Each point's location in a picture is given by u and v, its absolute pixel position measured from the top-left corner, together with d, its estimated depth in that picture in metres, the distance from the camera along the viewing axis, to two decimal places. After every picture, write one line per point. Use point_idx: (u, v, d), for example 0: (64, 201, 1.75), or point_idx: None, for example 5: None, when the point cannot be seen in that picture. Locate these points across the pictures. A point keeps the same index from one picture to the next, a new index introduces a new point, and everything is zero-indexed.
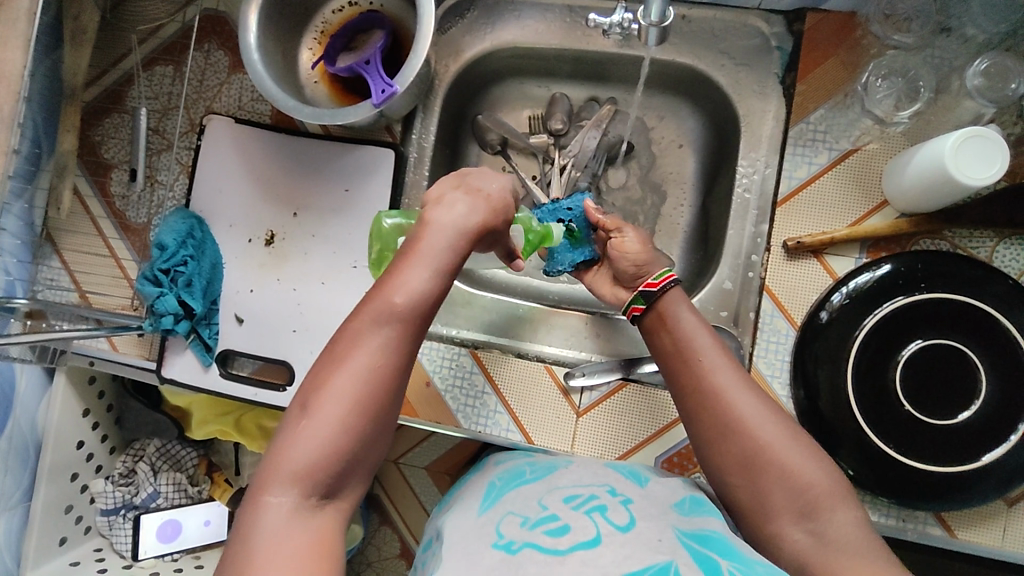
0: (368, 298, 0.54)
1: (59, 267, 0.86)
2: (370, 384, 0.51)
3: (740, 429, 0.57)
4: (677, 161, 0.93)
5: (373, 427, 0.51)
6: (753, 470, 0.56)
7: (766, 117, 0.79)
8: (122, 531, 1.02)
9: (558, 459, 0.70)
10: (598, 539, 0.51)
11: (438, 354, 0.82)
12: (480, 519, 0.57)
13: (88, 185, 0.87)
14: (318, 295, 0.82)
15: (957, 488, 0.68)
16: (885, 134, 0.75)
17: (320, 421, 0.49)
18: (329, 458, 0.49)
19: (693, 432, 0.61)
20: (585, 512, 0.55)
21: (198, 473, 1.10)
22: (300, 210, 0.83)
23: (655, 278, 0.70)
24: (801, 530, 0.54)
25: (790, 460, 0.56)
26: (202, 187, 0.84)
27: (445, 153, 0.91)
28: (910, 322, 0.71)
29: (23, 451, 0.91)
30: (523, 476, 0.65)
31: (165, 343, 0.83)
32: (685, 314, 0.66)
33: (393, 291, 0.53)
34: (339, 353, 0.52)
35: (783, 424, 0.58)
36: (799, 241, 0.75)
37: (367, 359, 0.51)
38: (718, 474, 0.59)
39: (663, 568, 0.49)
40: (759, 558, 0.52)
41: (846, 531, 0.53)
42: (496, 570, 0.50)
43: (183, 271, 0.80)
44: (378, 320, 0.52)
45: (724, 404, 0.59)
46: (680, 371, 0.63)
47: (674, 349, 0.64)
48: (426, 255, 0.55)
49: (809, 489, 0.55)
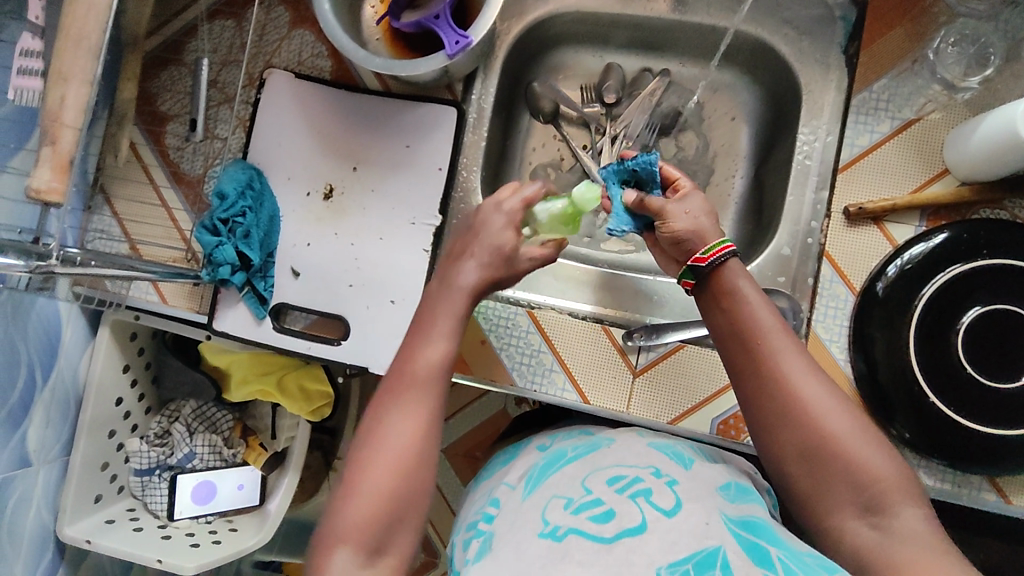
0: (391, 377, 0.58)
1: (110, 218, 0.85)
2: (407, 448, 0.53)
3: (805, 416, 0.55)
4: (729, 134, 0.94)
5: (417, 481, 0.53)
6: (811, 460, 0.55)
7: (828, 88, 0.81)
8: (157, 491, 1.02)
9: (602, 436, 0.65)
10: (644, 526, 0.49)
11: (494, 313, 0.82)
12: (524, 506, 0.55)
13: (142, 136, 0.87)
14: (375, 250, 0.82)
15: (1014, 453, 0.69)
16: (950, 101, 0.76)
17: (362, 487, 0.52)
18: (382, 515, 0.51)
19: (751, 418, 0.59)
20: (630, 496, 0.52)
21: (233, 437, 1.09)
22: (359, 164, 0.84)
23: (704, 252, 0.63)
24: (863, 524, 0.53)
25: (852, 450, 0.54)
26: (261, 140, 0.84)
27: (500, 117, 0.91)
28: (970, 288, 0.71)
29: (64, 404, 0.90)
30: (564, 455, 0.61)
31: (217, 295, 0.83)
32: (750, 288, 0.62)
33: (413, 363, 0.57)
34: (369, 427, 0.55)
35: (852, 415, 0.56)
36: (860, 207, 0.76)
37: (403, 429, 0.54)
38: (776, 462, 0.57)
39: (711, 554, 0.46)
40: (815, 552, 0.49)
41: (910, 526, 0.52)
42: (543, 560, 0.48)
43: (242, 222, 0.79)
44: (404, 391, 0.56)
45: (787, 389, 0.56)
46: (739, 355, 0.60)
47: (734, 329, 0.60)
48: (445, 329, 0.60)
49: (873, 483, 0.53)
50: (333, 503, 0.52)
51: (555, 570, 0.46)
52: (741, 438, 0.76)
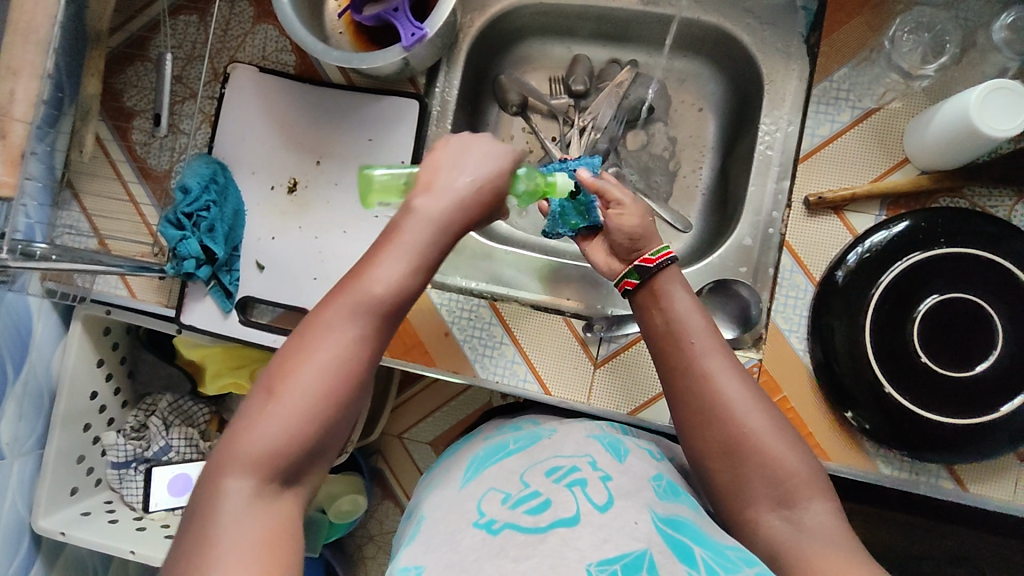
0: (338, 286, 0.53)
1: (78, 214, 0.85)
2: (332, 375, 0.50)
3: (728, 417, 0.55)
4: (697, 125, 0.94)
5: (338, 420, 0.51)
6: (731, 457, 0.55)
7: (790, 80, 0.81)
8: (133, 482, 1.03)
9: (544, 427, 0.65)
10: (577, 517, 0.48)
11: (456, 305, 0.82)
12: (461, 497, 0.55)
13: (109, 131, 0.87)
14: (337, 243, 0.83)
15: (971, 439, 0.69)
16: (908, 89, 0.76)
17: (280, 410, 0.49)
18: (295, 446, 0.49)
19: (677, 419, 0.59)
20: (566, 485, 0.51)
21: (210, 430, 1.10)
22: (322, 158, 0.84)
23: (654, 253, 0.65)
24: (776, 516, 0.53)
25: (771, 448, 0.54)
26: (226, 133, 0.84)
27: (466, 110, 0.91)
28: (928, 276, 0.71)
29: (37, 397, 0.91)
30: (505, 448, 0.61)
31: (184, 289, 0.83)
32: (681, 292, 0.63)
33: (368, 283, 0.52)
34: (301, 343, 0.51)
35: (773, 420, 0.56)
36: (820, 197, 0.75)
37: (335, 356, 0.50)
38: (698, 459, 0.57)
39: (639, 556, 0.45)
40: (733, 544, 0.50)
41: (819, 520, 0.52)
42: (476, 551, 0.47)
43: (206, 217, 0.80)
44: (343, 310, 0.51)
45: (709, 389, 0.57)
46: (665, 359, 0.60)
47: (664, 328, 0.61)
48: (416, 251, 0.54)
49: (788, 478, 0.54)
50: (247, 412, 0.49)
51: (489, 563, 0.45)
52: None
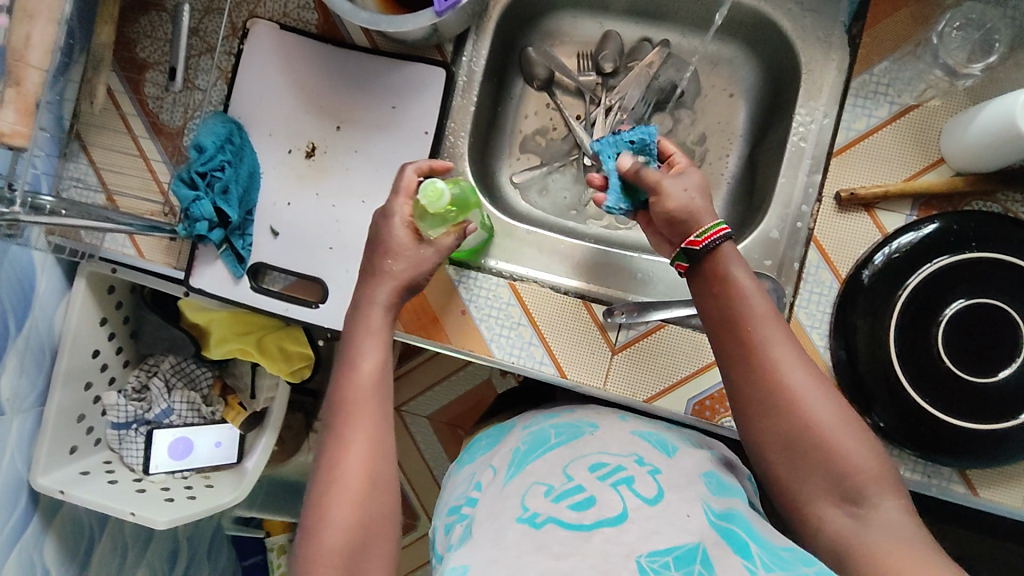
0: (338, 400, 0.62)
1: (86, 166, 0.83)
2: (366, 470, 0.59)
3: (790, 408, 0.57)
4: (726, 111, 0.92)
5: (383, 500, 0.59)
6: (792, 450, 0.57)
7: (828, 70, 0.79)
8: (133, 444, 1.02)
9: (583, 420, 0.64)
10: (625, 515, 0.50)
11: (475, 283, 0.80)
12: (505, 491, 0.55)
13: (121, 83, 0.84)
14: (355, 213, 0.80)
15: (989, 444, 0.69)
16: (950, 88, 0.74)
17: (334, 511, 0.57)
18: (355, 531, 0.56)
19: (738, 406, 0.61)
20: (611, 484, 0.52)
21: (212, 394, 1.08)
22: (342, 124, 0.81)
23: (698, 235, 0.64)
24: (842, 513, 0.56)
25: (835, 443, 0.56)
26: (242, 93, 0.82)
27: (492, 82, 0.89)
28: (955, 280, 0.70)
29: (39, 353, 0.90)
30: (546, 442, 0.60)
31: (195, 252, 0.81)
32: (745, 275, 0.63)
33: (356, 372, 0.63)
34: (332, 454, 0.60)
35: (842, 410, 0.58)
36: (852, 193, 0.74)
37: (358, 450, 0.59)
38: (758, 451, 0.60)
39: (691, 550, 0.47)
40: (791, 545, 0.50)
41: (892, 515, 0.54)
42: (521, 546, 0.48)
43: (221, 177, 0.77)
44: (348, 411, 0.61)
45: (771, 378, 0.58)
46: (727, 346, 0.62)
47: (726, 315, 0.62)
48: (371, 335, 0.66)
49: (854, 474, 0.55)
50: (308, 525, 0.57)
51: (531, 559, 0.47)
52: (716, 419, 0.76)
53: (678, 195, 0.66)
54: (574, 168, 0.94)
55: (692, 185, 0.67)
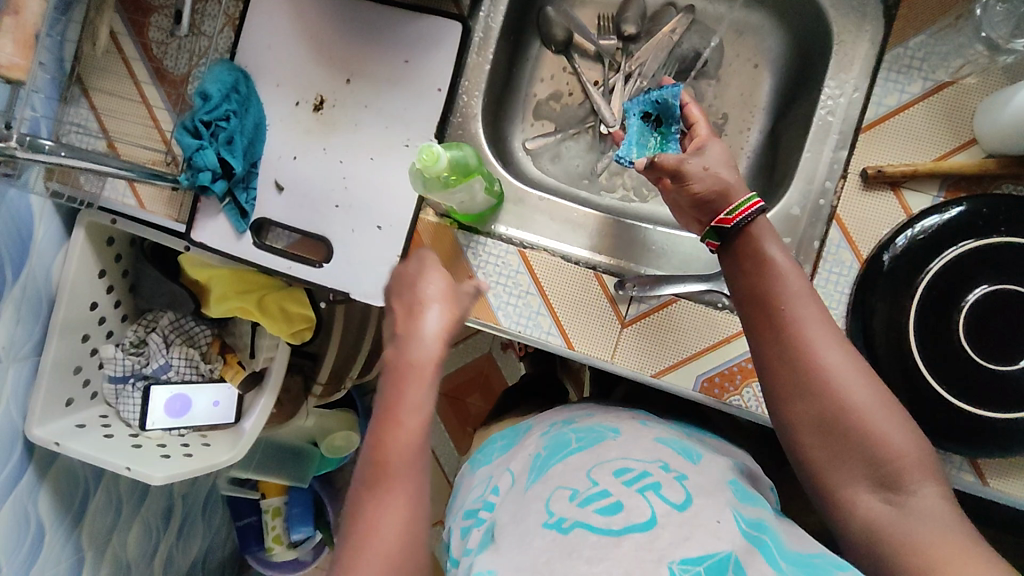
0: (381, 422, 0.53)
1: (87, 111, 0.81)
2: (410, 506, 0.51)
3: (829, 389, 0.57)
4: (750, 82, 0.89)
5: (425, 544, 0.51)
6: (826, 432, 0.57)
7: (861, 41, 0.76)
8: (130, 399, 1.00)
9: (604, 424, 0.67)
10: (654, 520, 0.51)
11: (484, 249, 0.78)
12: (528, 495, 0.57)
13: (123, 25, 0.81)
14: (364, 170, 0.78)
15: (1001, 434, 0.68)
16: (989, 64, 0.71)
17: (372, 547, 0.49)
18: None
19: (771, 386, 0.60)
20: (638, 489, 0.54)
21: (211, 352, 1.07)
22: (353, 77, 0.78)
23: (729, 214, 0.64)
24: (878, 499, 0.56)
25: (873, 423, 0.56)
26: (250, 40, 0.79)
27: (509, 41, 0.85)
28: (979, 264, 0.68)
29: (36, 303, 0.88)
30: (568, 445, 0.63)
31: (197, 205, 0.79)
32: (781, 256, 0.63)
33: (402, 404, 0.53)
34: (376, 479, 0.51)
35: (882, 396, 0.57)
36: (879, 170, 0.72)
37: (405, 482, 0.51)
38: (793, 435, 0.59)
39: (723, 558, 0.48)
40: (818, 552, 0.52)
41: (927, 503, 0.54)
42: (551, 551, 0.50)
43: (225, 127, 0.75)
44: (396, 440, 0.52)
45: (807, 358, 0.58)
46: (761, 323, 0.61)
47: (762, 293, 0.62)
48: (414, 385, 0.54)
49: (896, 459, 0.55)
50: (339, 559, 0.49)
51: (562, 565, 0.49)
52: (725, 398, 0.75)
53: (699, 174, 0.67)
54: (588, 136, 0.92)
55: (713, 162, 0.67)
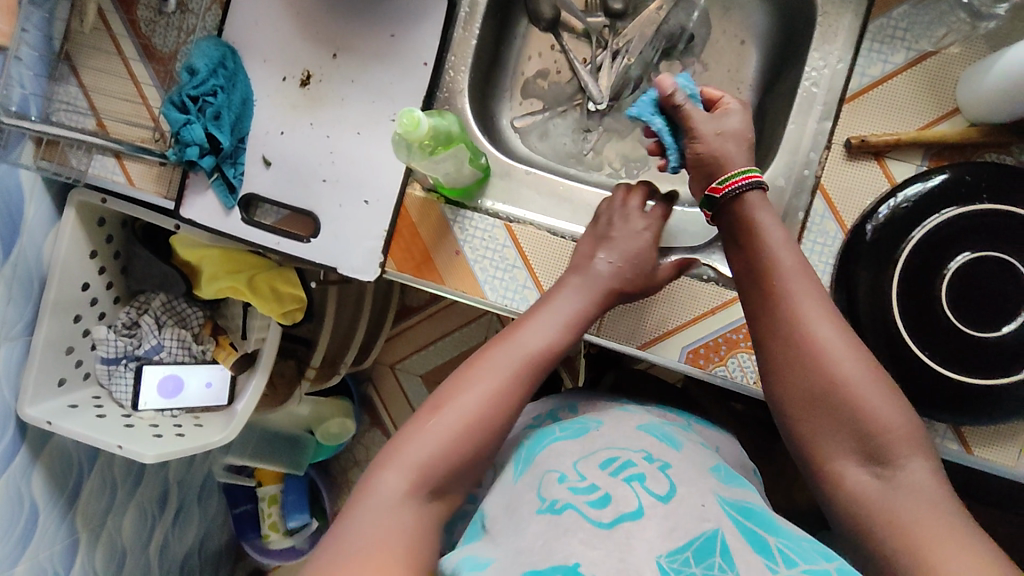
0: (505, 337, 0.67)
1: (76, 90, 0.81)
2: (487, 405, 0.61)
3: (817, 363, 0.57)
4: (737, 58, 0.89)
5: (484, 442, 0.61)
6: (819, 403, 0.57)
7: (845, 12, 0.76)
8: (122, 379, 1.01)
9: (589, 417, 0.68)
10: (641, 511, 0.52)
11: (470, 224, 0.78)
12: (518, 487, 0.59)
13: (111, 2, 0.81)
14: (351, 144, 0.78)
15: (983, 401, 0.68)
16: (971, 32, 0.71)
17: (444, 415, 0.60)
18: (452, 449, 0.59)
19: (766, 368, 0.61)
20: (625, 480, 0.55)
21: (203, 334, 1.07)
22: (339, 52, 0.79)
23: (719, 183, 0.65)
24: (866, 472, 0.55)
25: (862, 397, 0.56)
26: (237, 16, 0.79)
27: (495, 18, 0.86)
28: (960, 231, 0.68)
29: (27, 282, 0.88)
30: (553, 435, 0.65)
31: (186, 180, 0.80)
32: (771, 223, 0.63)
33: (525, 336, 0.66)
34: (471, 370, 0.64)
35: (872, 373, 0.57)
36: (862, 139, 0.72)
37: (489, 385, 0.62)
38: (784, 412, 0.60)
39: (710, 537, 0.49)
40: (795, 531, 0.54)
41: (916, 477, 0.54)
42: (544, 535, 0.51)
43: (213, 102, 0.75)
44: (503, 354, 0.64)
45: (798, 332, 0.59)
46: (755, 298, 0.62)
47: (756, 265, 0.62)
48: (539, 317, 0.68)
49: (881, 433, 0.55)
50: (411, 424, 0.61)
51: (560, 543, 0.49)
52: (709, 368, 0.75)
53: (709, 138, 0.67)
54: (576, 113, 0.92)
55: (715, 130, 0.67)
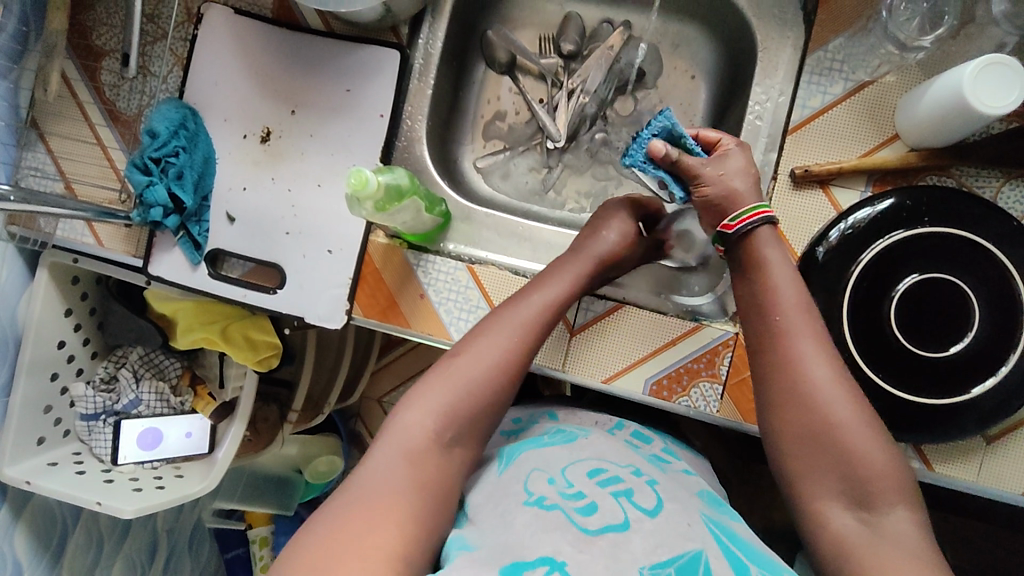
0: (519, 298, 0.68)
1: (44, 155, 0.83)
2: (505, 365, 0.63)
3: (809, 403, 0.59)
4: (688, 91, 0.92)
5: (498, 405, 0.62)
6: (808, 442, 0.59)
7: (784, 45, 0.78)
8: (102, 435, 1.02)
9: (578, 426, 0.69)
10: (627, 525, 0.52)
11: (433, 267, 0.80)
12: (503, 480, 0.60)
13: (76, 70, 0.84)
14: (311, 197, 0.80)
15: (939, 420, 0.70)
16: (903, 62, 0.74)
17: (465, 370, 0.62)
18: (468, 408, 0.60)
19: (760, 385, 0.63)
20: (612, 494, 0.55)
21: (181, 385, 1.07)
22: (297, 108, 0.81)
23: (731, 220, 0.68)
24: (851, 517, 0.56)
25: (849, 440, 0.57)
26: (197, 78, 0.82)
27: (450, 66, 0.88)
28: (907, 255, 0.70)
29: (3, 344, 0.90)
30: (540, 439, 0.65)
31: (153, 239, 0.82)
32: (777, 258, 0.65)
33: (538, 297, 0.68)
34: (491, 327, 0.65)
35: (860, 410, 0.59)
36: (806, 169, 0.74)
37: (506, 345, 0.64)
38: (775, 445, 0.61)
39: (693, 558, 0.50)
40: (780, 563, 0.53)
41: (900, 529, 0.54)
42: (528, 528, 0.51)
43: (175, 162, 0.77)
44: (521, 314, 0.66)
45: (796, 370, 0.60)
46: (755, 329, 0.64)
47: (757, 299, 0.65)
48: (553, 281, 0.70)
49: (869, 482, 0.56)
50: (433, 376, 0.62)
51: (544, 539, 0.50)
52: (673, 399, 0.77)
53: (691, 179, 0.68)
54: (537, 152, 0.94)
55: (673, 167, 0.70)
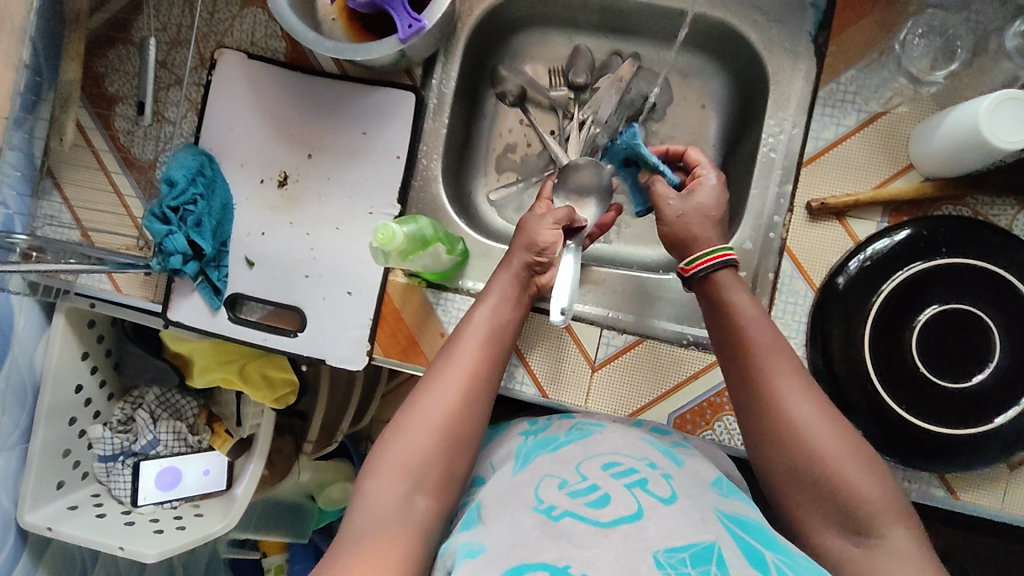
0: (459, 333, 0.68)
1: (60, 203, 0.83)
2: (456, 403, 0.62)
3: (795, 433, 0.58)
4: (699, 122, 0.93)
5: (460, 445, 0.62)
6: (801, 478, 0.57)
7: (795, 78, 0.79)
8: (121, 477, 1.00)
9: (594, 423, 0.69)
10: (641, 512, 0.51)
11: (453, 305, 0.79)
12: (515, 480, 0.59)
13: (90, 118, 0.84)
14: (329, 240, 0.81)
15: (962, 449, 0.70)
16: (916, 94, 0.75)
17: (416, 418, 0.61)
18: (426, 452, 0.60)
19: (743, 416, 0.62)
20: (627, 486, 0.54)
21: (198, 423, 1.08)
22: (314, 151, 0.81)
23: (688, 264, 0.68)
24: (847, 542, 0.55)
25: (840, 470, 0.56)
26: (212, 123, 0.82)
27: (463, 103, 0.89)
28: (927, 285, 0.70)
29: (21, 391, 0.90)
30: (556, 439, 0.64)
31: (171, 285, 0.82)
32: (743, 300, 0.65)
33: (472, 324, 0.69)
34: (436, 368, 0.65)
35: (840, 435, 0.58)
36: (822, 202, 0.75)
37: (453, 381, 0.63)
38: (768, 481, 0.60)
39: (707, 547, 0.47)
40: (794, 549, 0.51)
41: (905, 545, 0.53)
42: (538, 532, 0.50)
43: (193, 210, 0.77)
44: (462, 348, 0.66)
45: (776, 405, 0.59)
46: (730, 369, 0.64)
47: (731, 337, 0.64)
48: (487, 306, 0.70)
49: (860, 506, 0.54)
50: (389, 431, 0.62)
51: (550, 545, 0.48)
52: (697, 433, 0.77)
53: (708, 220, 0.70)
54: None
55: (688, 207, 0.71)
